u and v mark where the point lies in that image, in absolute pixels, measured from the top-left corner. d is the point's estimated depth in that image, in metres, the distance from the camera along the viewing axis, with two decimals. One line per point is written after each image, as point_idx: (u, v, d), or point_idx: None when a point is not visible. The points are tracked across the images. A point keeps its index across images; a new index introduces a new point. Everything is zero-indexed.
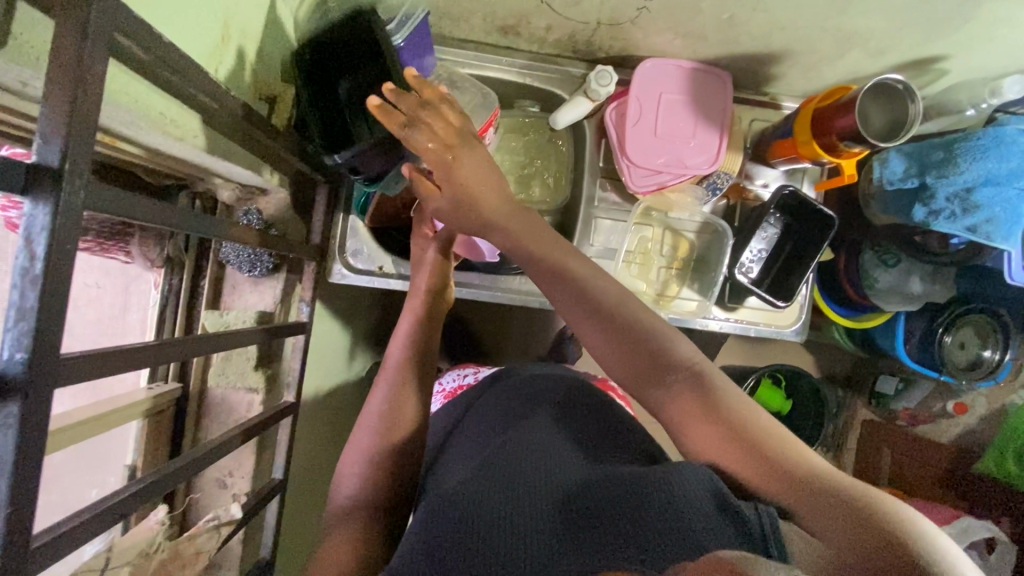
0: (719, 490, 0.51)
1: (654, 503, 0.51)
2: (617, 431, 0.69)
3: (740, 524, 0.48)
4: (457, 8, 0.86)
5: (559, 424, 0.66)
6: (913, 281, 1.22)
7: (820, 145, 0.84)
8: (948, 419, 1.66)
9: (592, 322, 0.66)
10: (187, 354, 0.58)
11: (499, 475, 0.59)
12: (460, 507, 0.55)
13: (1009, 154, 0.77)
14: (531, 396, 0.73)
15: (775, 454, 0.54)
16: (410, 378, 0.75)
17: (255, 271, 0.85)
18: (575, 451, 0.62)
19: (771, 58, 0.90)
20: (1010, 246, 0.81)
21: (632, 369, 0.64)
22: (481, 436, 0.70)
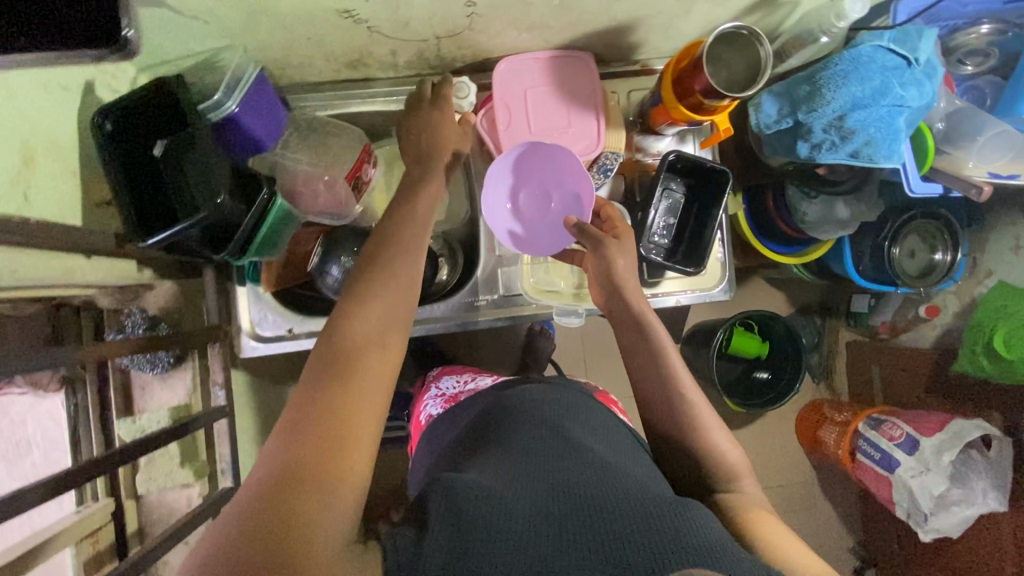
0: (727, 539, 0.55)
1: (671, 532, 0.53)
2: (632, 458, 0.73)
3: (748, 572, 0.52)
4: (294, 56, 0.84)
5: (581, 447, 0.70)
6: (839, 207, 1.20)
7: (687, 107, 0.82)
8: (924, 324, 1.62)
9: (655, 372, 0.77)
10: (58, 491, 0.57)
11: (530, 487, 0.60)
12: (494, 505, 0.55)
13: (869, 73, 0.75)
14: (553, 418, 0.75)
15: (780, 537, 0.63)
16: (395, 274, 0.69)
17: (157, 369, 0.85)
18: (596, 469, 0.64)
19: (624, 28, 0.87)
20: (896, 162, 0.79)
21: (673, 443, 0.76)
22: (514, 442, 0.71)
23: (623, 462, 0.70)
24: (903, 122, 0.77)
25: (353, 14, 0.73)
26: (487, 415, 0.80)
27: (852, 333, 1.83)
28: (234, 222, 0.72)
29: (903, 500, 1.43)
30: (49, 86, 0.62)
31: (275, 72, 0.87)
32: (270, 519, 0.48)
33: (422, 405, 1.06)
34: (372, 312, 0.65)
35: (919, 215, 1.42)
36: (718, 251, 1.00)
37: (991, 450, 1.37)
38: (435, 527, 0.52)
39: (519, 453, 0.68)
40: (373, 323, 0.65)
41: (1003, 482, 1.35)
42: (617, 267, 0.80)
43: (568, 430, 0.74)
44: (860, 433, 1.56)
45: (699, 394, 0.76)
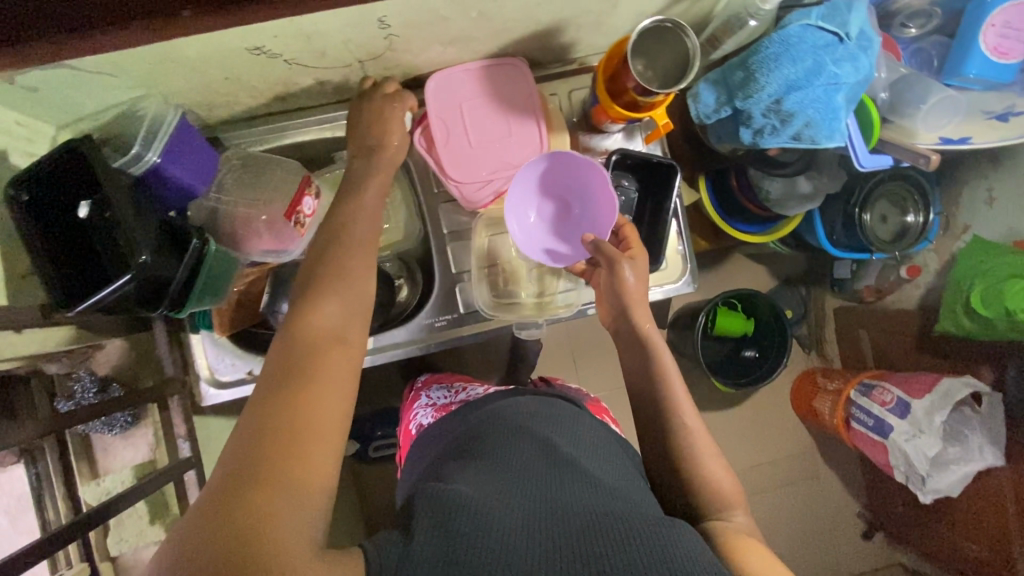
0: (713, 560, 0.57)
1: (663, 555, 0.54)
2: (614, 466, 0.73)
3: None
4: (218, 96, 0.81)
5: (569, 457, 0.69)
6: (800, 181, 1.18)
7: (622, 106, 0.80)
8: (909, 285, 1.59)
9: (649, 386, 0.79)
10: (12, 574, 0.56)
11: (520, 500, 0.59)
12: (482, 517, 0.54)
13: (800, 54, 0.73)
14: (540, 428, 0.75)
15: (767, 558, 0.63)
16: (358, 261, 0.66)
17: (115, 429, 0.84)
18: (586, 484, 0.64)
19: (553, 29, 0.85)
20: (839, 141, 0.77)
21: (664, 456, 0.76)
22: (503, 451, 0.69)
23: (607, 472, 0.70)
24: (842, 99, 0.75)
25: (264, 49, 0.70)
26: (477, 424, 0.79)
27: (839, 298, 1.81)
28: (168, 277, 0.71)
29: (900, 464, 1.42)
30: None
31: (201, 113, 0.85)
32: (235, 514, 0.44)
33: (411, 414, 1.03)
34: (334, 293, 0.62)
35: (888, 178, 1.40)
36: (679, 245, 0.99)
37: (982, 405, 1.33)
38: (421, 542, 0.51)
39: (508, 462, 0.67)
40: (338, 306, 0.62)
41: (999, 436, 1.31)
42: (628, 283, 0.80)
43: (556, 438, 0.73)
44: (852, 401, 1.55)
45: (697, 421, 0.77)
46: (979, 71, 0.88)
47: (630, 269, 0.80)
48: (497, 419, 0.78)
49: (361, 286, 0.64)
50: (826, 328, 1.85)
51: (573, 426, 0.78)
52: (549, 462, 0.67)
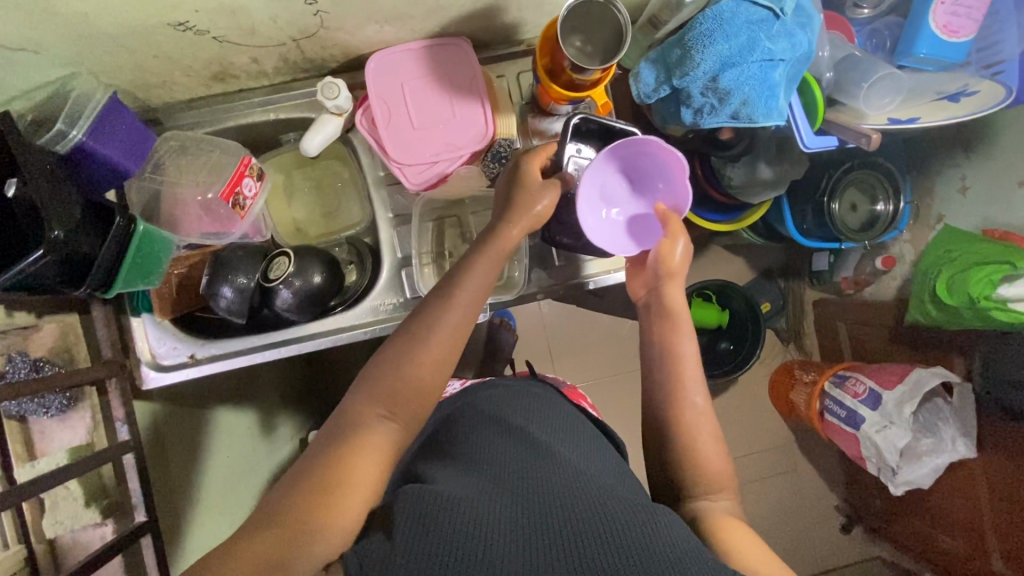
0: (695, 544, 0.56)
1: (645, 542, 0.54)
2: (599, 455, 0.72)
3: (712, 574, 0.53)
4: (153, 75, 0.80)
5: (553, 444, 0.69)
6: (761, 167, 1.17)
7: (560, 85, 0.79)
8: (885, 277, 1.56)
9: (665, 367, 0.76)
10: None
11: (502, 495, 0.59)
12: (461, 519, 0.55)
13: (733, 30, 0.71)
14: (522, 416, 0.74)
15: (756, 558, 0.62)
16: (444, 338, 0.68)
17: (50, 411, 0.81)
18: (569, 472, 0.64)
19: (492, 8, 0.83)
20: (778, 119, 0.76)
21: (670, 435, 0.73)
22: (487, 442, 0.69)
23: (587, 459, 0.69)
24: (780, 75, 0.74)
25: (186, 24, 0.69)
26: (461, 413, 0.78)
27: (818, 291, 1.78)
28: (91, 256, 0.70)
29: (870, 455, 1.40)
30: None
31: (139, 94, 0.84)
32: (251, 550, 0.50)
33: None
34: (397, 373, 0.66)
35: (857, 166, 1.38)
36: None
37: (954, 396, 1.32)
38: (404, 545, 0.52)
39: (494, 454, 0.67)
40: (416, 387, 0.66)
41: (971, 428, 1.29)
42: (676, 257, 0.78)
43: (538, 426, 0.73)
44: (826, 392, 1.53)
45: (703, 400, 0.75)
46: (929, 50, 0.86)
47: (684, 245, 0.78)
48: (486, 405, 0.77)
49: (436, 374, 0.67)
50: (805, 321, 1.83)
51: (552, 414, 0.78)
52: (531, 450, 0.67)
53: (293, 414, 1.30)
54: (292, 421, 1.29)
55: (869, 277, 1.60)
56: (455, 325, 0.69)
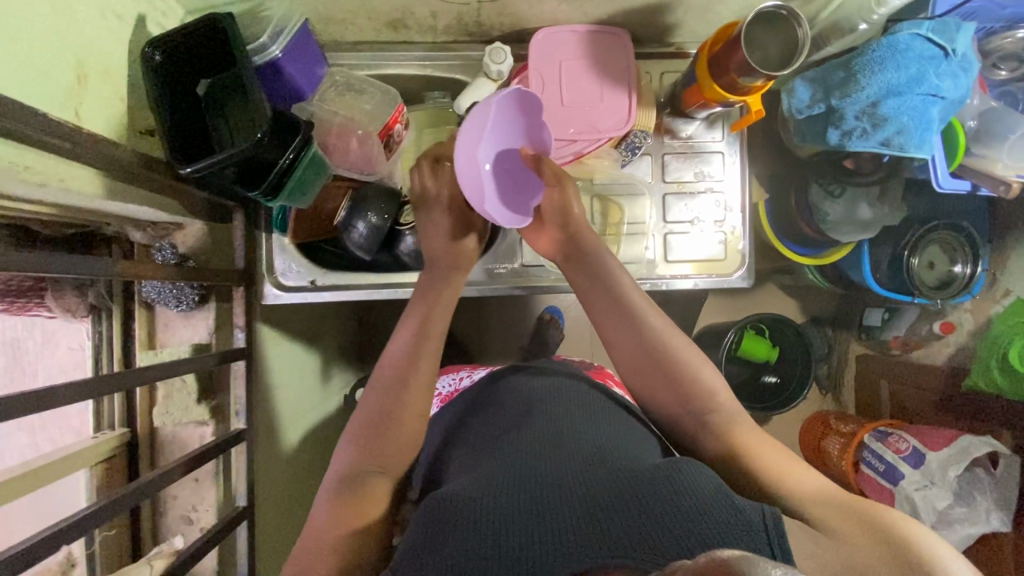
0: (723, 489, 0.55)
1: (671, 500, 0.53)
2: (624, 429, 0.70)
3: (744, 517, 0.52)
4: (339, 11, 0.85)
5: (571, 428, 0.68)
6: (862, 207, 1.14)
7: (722, 86, 0.83)
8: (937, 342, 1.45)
9: (635, 342, 0.76)
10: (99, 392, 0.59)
11: (515, 483, 0.58)
12: (473, 516, 0.54)
13: (906, 61, 0.75)
14: (534, 402, 0.73)
15: (787, 472, 0.65)
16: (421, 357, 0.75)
17: (182, 305, 0.85)
18: (586, 454, 0.63)
19: (663, 6, 0.88)
20: (926, 153, 0.79)
21: (659, 380, 0.75)
22: (501, 437, 0.68)
23: (606, 434, 0.68)
24: (937, 113, 0.77)
25: None
26: (471, 418, 0.77)
27: (863, 346, 1.66)
28: (270, 159, 0.74)
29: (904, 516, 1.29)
30: (105, 12, 0.64)
31: (317, 27, 0.89)
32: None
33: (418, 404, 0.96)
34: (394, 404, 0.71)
35: (941, 226, 1.27)
36: (740, 237, 1.01)
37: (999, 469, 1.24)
38: (431, 553, 0.52)
39: (510, 446, 0.65)
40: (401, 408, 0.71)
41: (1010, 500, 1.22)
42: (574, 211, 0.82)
43: (553, 407, 0.72)
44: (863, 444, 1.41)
45: (679, 341, 0.76)
46: None
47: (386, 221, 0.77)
48: (492, 401, 0.78)
49: (419, 402, 0.73)
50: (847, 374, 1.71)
51: (569, 391, 0.76)
52: (541, 435, 0.66)
53: (352, 366, 1.30)
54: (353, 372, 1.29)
55: (921, 340, 1.50)
56: (424, 337, 0.76)
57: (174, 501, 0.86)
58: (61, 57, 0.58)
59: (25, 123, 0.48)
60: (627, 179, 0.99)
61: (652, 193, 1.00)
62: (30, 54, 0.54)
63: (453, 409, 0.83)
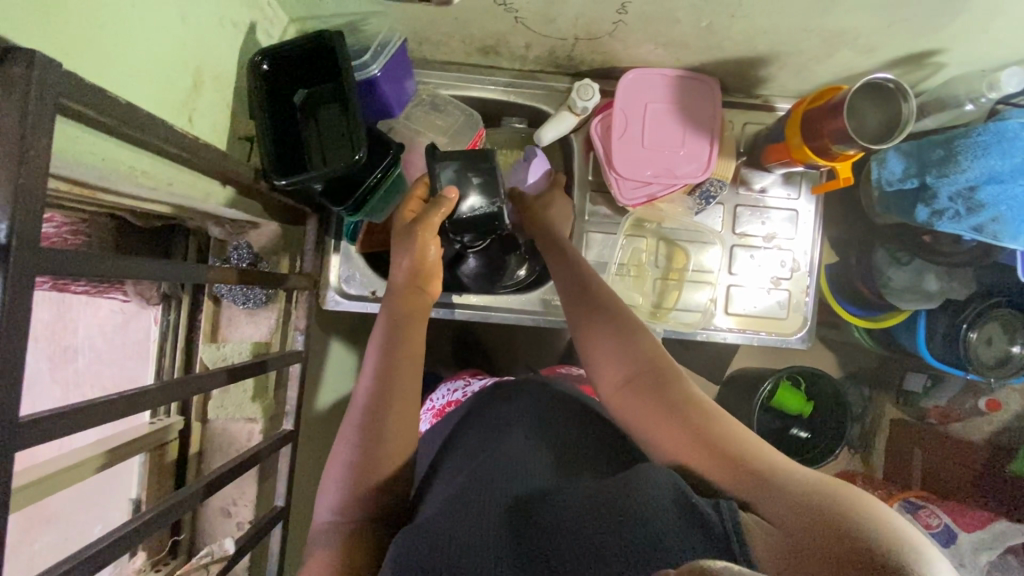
0: (682, 491, 0.48)
1: (623, 515, 0.47)
2: (608, 444, 0.65)
3: (701, 524, 0.45)
4: (435, 33, 0.86)
5: (551, 445, 0.63)
6: (930, 279, 1.07)
7: (812, 149, 0.81)
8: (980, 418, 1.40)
9: (610, 338, 0.69)
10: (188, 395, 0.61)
11: (482, 507, 0.53)
12: (437, 536, 0.49)
13: (1012, 149, 0.73)
14: (521, 418, 0.68)
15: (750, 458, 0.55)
16: (400, 371, 0.66)
17: (249, 302, 0.87)
18: (562, 476, 0.58)
19: (758, 61, 0.87)
20: (1019, 244, 0.77)
21: (628, 370, 0.66)
22: (478, 451, 0.64)
23: (589, 452, 0.63)
24: None
25: (508, 2, 0.75)
26: (456, 433, 0.73)
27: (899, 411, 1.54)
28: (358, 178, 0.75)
29: None
30: (224, 21, 0.66)
31: (411, 45, 0.90)
32: None
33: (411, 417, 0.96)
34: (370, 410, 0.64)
35: (1005, 302, 1.20)
36: (805, 298, 0.98)
37: None
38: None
39: (483, 460, 0.61)
40: (375, 448, 0.62)
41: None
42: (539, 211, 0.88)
43: (532, 421, 0.67)
44: None
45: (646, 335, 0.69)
46: None
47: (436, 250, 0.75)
48: (484, 413, 0.73)
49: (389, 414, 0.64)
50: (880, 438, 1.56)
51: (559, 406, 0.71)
52: (516, 453, 0.61)
53: None
54: None
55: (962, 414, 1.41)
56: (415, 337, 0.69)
57: (216, 494, 0.88)
58: (184, 66, 0.60)
59: (156, 134, 0.50)
60: (694, 227, 0.97)
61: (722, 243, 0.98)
62: (158, 63, 0.55)
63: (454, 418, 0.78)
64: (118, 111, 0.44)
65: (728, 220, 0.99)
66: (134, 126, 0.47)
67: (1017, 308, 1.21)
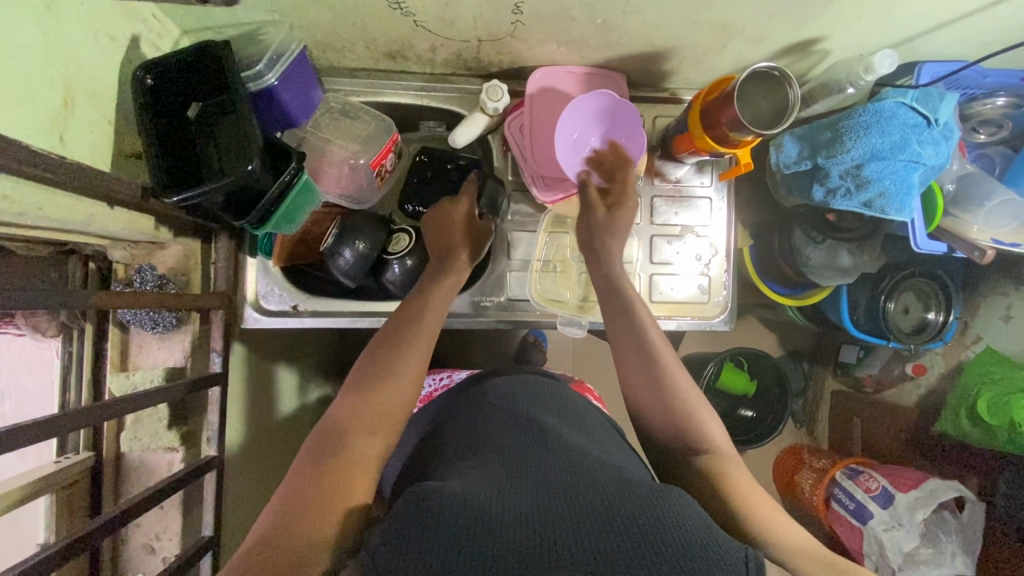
0: (708, 524, 0.50)
1: (655, 521, 0.48)
2: (611, 448, 0.68)
3: (728, 556, 0.48)
4: (337, 40, 0.85)
5: (563, 439, 0.65)
6: (843, 255, 1.13)
7: (712, 138, 0.84)
8: (908, 383, 1.42)
9: (647, 384, 0.70)
10: (75, 426, 0.58)
11: (509, 487, 0.54)
12: (471, 504, 0.49)
13: (890, 127, 0.77)
14: (535, 412, 0.71)
15: (772, 519, 0.63)
16: (415, 345, 0.69)
17: (158, 328, 0.83)
18: (572, 459, 0.60)
19: (659, 55, 0.90)
20: (905, 216, 0.81)
21: (662, 420, 0.70)
22: (496, 438, 0.65)
23: (595, 446, 0.66)
24: (917, 178, 0.80)
25: (403, 6, 0.75)
26: (449, 424, 0.73)
27: (837, 382, 1.60)
28: (261, 190, 0.73)
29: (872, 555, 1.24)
30: (96, 37, 0.63)
31: (315, 53, 0.89)
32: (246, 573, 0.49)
33: None
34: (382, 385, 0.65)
35: (916, 273, 1.26)
36: (724, 282, 1.02)
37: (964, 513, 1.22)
38: (408, 538, 0.46)
39: (501, 451, 0.62)
40: (386, 396, 0.64)
41: (973, 546, 1.21)
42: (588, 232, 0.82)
43: (547, 419, 0.69)
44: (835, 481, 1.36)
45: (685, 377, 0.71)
46: None
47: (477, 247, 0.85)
48: (492, 405, 0.73)
49: (416, 370, 0.67)
50: (821, 411, 1.61)
51: (557, 406, 0.74)
52: (532, 443, 0.63)
53: (329, 384, 1.27)
54: (332, 387, 1.26)
55: (893, 380, 1.44)
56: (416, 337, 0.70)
57: (137, 529, 0.84)
58: (51, 84, 0.57)
59: (7, 158, 0.47)
60: None
61: (642, 234, 1.01)
62: (16, 81, 0.52)
63: (427, 420, 0.80)
64: None
65: (645, 209, 1.01)
66: None
67: (929, 277, 1.26)
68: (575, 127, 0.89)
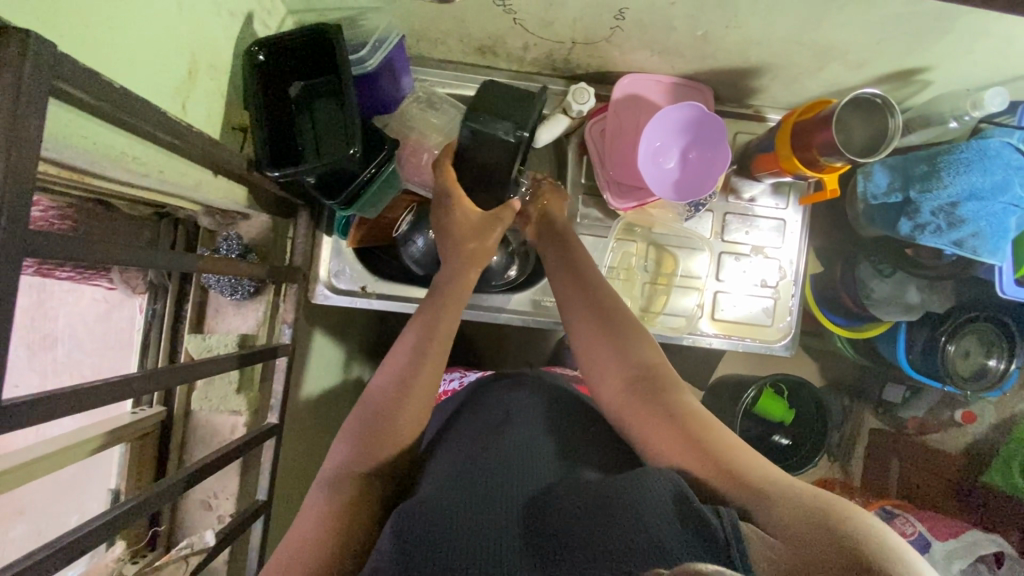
0: (683, 497, 0.46)
1: (625, 517, 0.45)
2: (608, 451, 0.64)
3: (702, 528, 0.43)
4: (433, 31, 0.86)
5: (550, 443, 0.62)
6: (911, 291, 1.09)
7: (801, 160, 0.83)
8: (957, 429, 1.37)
9: (599, 335, 0.72)
10: (173, 381, 0.61)
11: (483, 498, 0.51)
12: (443, 527, 0.47)
13: (993, 167, 0.75)
14: (523, 411, 0.68)
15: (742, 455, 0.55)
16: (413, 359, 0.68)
17: (237, 295, 0.86)
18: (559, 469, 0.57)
19: (751, 72, 0.89)
20: (998, 259, 0.79)
21: (615, 368, 0.69)
22: (478, 442, 0.63)
23: (589, 449, 0.62)
24: (1014, 223, 0.78)
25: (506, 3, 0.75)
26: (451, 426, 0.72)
27: (877, 420, 1.50)
28: (353, 173, 0.75)
29: None
30: (221, 11, 0.66)
31: (408, 42, 0.90)
32: None
33: None
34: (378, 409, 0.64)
35: (983, 316, 1.20)
36: (790, 306, 1.00)
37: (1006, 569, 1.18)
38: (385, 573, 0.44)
39: (479, 455, 0.60)
40: (392, 421, 0.63)
41: None
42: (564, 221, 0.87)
43: (532, 419, 0.66)
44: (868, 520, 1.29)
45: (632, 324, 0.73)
46: None
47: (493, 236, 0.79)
48: (486, 410, 0.71)
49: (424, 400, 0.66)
50: None
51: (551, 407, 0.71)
52: (513, 446, 0.60)
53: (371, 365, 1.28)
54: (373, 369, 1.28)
55: (940, 425, 1.39)
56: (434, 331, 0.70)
57: (196, 486, 0.87)
58: (180, 53, 0.60)
59: (146, 121, 0.49)
60: (683, 233, 0.99)
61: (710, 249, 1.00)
62: (151, 46, 0.55)
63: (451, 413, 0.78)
64: (110, 95, 0.44)
65: (716, 224, 1.00)
66: (127, 111, 0.47)
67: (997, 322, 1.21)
68: (660, 140, 0.88)
